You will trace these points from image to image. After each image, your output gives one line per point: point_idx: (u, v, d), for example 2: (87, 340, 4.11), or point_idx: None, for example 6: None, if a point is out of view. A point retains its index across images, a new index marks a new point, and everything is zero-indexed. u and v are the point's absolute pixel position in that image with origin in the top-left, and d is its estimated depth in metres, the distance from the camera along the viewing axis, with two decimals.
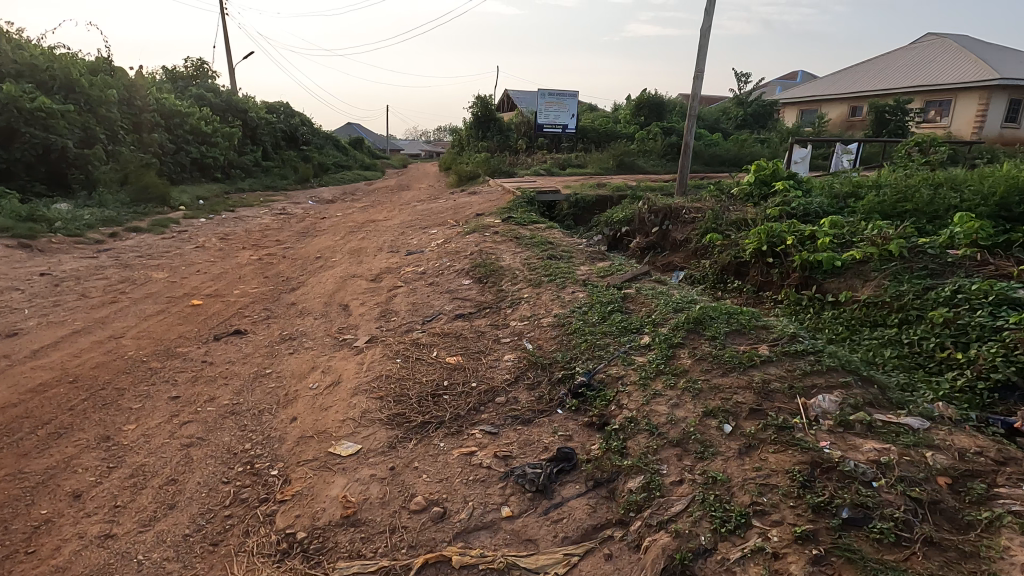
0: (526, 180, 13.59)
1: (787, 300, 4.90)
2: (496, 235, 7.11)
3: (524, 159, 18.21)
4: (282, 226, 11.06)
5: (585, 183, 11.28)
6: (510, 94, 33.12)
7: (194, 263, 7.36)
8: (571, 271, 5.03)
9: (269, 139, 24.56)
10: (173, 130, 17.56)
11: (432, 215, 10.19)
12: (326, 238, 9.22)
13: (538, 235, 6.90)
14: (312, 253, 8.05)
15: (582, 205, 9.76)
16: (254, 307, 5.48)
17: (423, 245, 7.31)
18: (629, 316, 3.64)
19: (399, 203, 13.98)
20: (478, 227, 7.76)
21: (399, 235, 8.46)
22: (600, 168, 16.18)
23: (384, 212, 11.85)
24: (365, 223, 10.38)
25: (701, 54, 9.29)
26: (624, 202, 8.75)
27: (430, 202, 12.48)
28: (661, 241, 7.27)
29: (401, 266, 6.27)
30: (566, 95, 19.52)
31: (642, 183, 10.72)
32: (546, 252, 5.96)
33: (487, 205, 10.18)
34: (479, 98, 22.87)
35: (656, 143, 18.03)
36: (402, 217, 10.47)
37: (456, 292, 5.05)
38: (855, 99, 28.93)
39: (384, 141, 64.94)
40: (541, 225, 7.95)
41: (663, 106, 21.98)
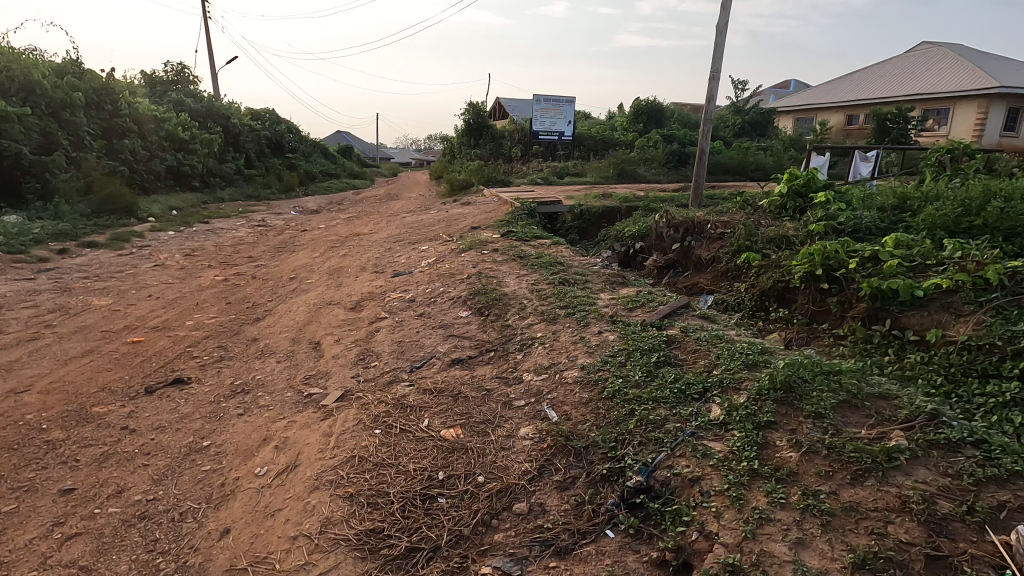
0: (524, 189, 12.76)
1: (853, 337, 4.06)
2: (496, 253, 6.24)
3: (520, 168, 17.37)
4: (258, 240, 10.10)
5: (589, 193, 10.43)
6: (503, 101, 32.35)
7: (149, 286, 6.42)
8: (591, 302, 4.16)
9: (252, 147, 23.59)
10: (147, 136, 16.57)
11: (423, 229, 9.29)
12: (305, 254, 8.30)
13: (544, 254, 6.03)
14: (288, 272, 7.14)
15: (587, 217, 8.92)
16: (207, 344, 4.55)
17: (412, 264, 6.41)
18: (684, 373, 2.75)
19: (388, 214, 13.09)
20: (477, 243, 6.90)
21: (386, 252, 7.56)
22: (600, 178, 15.38)
23: (371, 224, 10.93)
24: (349, 237, 9.46)
25: (718, 53, 8.51)
26: (637, 215, 7.90)
27: (420, 213, 11.58)
28: (683, 260, 6.43)
29: (386, 292, 5.36)
30: (562, 101, 18.92)
31: (650, 193, 9.91)
32: (557, 274, 5.09)
33: (482, 218, 9.31)
34: (472, 105, 22.10)
35: (656, 151, 17.29)
36: (390, 231, 9.56)
37: (452, 328, 4.14)
38: (852, 107, 28.48)
39: (374, 149, 64.12)
40: (545, 240, 7.09)
41: (662, 113, 21.36)
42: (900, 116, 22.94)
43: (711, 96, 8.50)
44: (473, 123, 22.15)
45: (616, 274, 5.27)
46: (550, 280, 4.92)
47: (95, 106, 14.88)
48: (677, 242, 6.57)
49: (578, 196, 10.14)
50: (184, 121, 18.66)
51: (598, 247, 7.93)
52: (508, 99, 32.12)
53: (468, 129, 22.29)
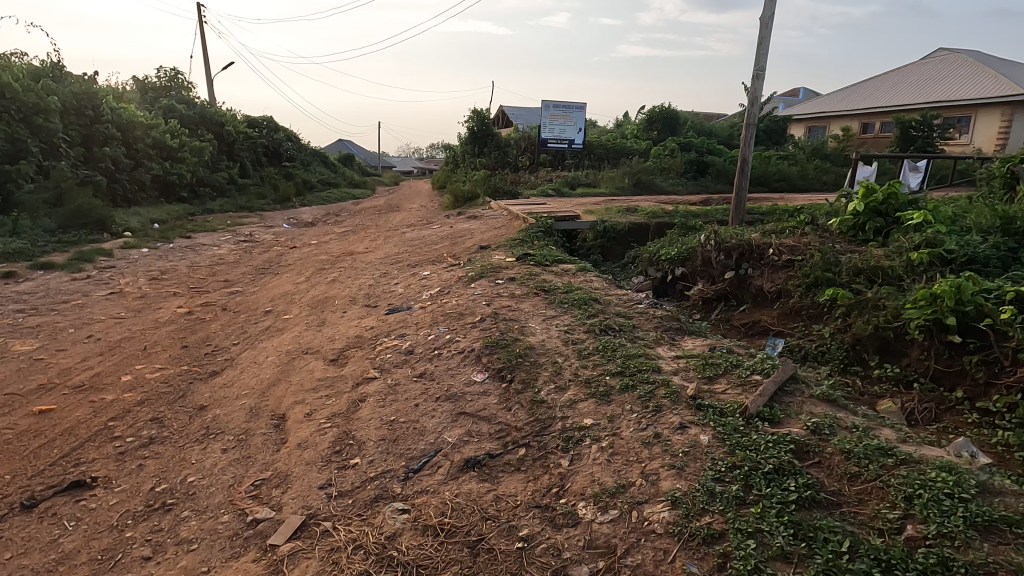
0: (535, 201, 11.71)
1: (1013, 418, 2.96)
2: (513, 283, 5.16)
3: (528, 178, 16.33)
4: (241, 259, 9.04)
5: (610, 207, 9.35)
6: (507, 109, 31.43)
7: (95, 321, 5.37)
8: (653, 365, 3.06)
9: (247, 155, 22.66)
10: (132, 144, 15.62)
11: (426, 248, 8.21)
12: (288, 278, 7.22)
13: (572, 285, 4.96)
14: (264, 302, 6.08)
15: (612, 235, 7.84)
16: (139, 413, 3.46)
17: (412, 296, 5.32)
18: (860, 537, 1.67)
19: (387, 228, 12.06)
20: (489, 269, 5.81)
21: (381, 277, 6.50)
22: (615, 189, 14.31)
23: (366, 241, 9.87)
24: (340, 257, 8.41)
25: (762, 50, 7.46)
26: (673, 234, 6.82)
27: (421, 228, 10.51)
28: (737, 292, 5.35)
29: (378, 336, 4.28)
30: (572, 107, 17.81)
31: (680, 208, 8.84)
32: (595, 317, 4.00)
33: (491, 235, 8.23)
34: (475, 112, 21.20)
35: (673, 160, 16.23)
36: (387, 250, 8.47)
37: (463, 401, 3.05)
38: (869, 115, 27.50)
39: (376, 158, 63.37)
40: (570, 266, 6.02)
41: (677, 120, 20.33)
42: (926, 124, 21.87)
43: (755, 98, 7.43)
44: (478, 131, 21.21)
45: (669, 313, 4.18)
46: (588, 326, 3.83)
47: (74, 111, 13.92)
48: (729, 269, 5.49)
49: (598, 211, 9.06)
50: (174, 128, 17.72)
51: (629, 273, 6.84)
52: (512, 107, 31.27)
53: (472, 137, 21.35)
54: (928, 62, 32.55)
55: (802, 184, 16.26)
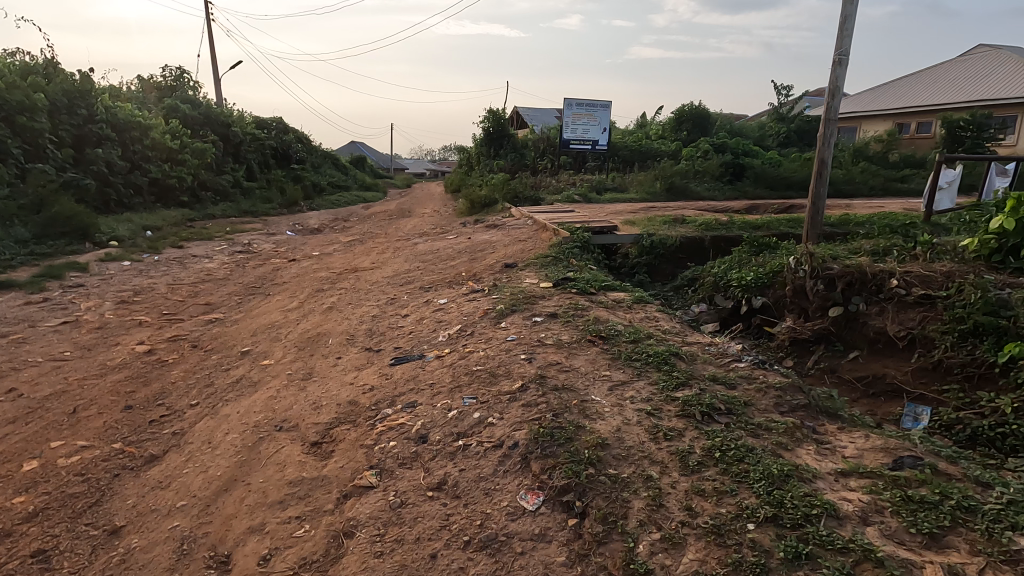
0: (561, 208, 10.55)
1: None
2: (555, 323, 3.99)
3: (549, 181, 15.14)
4: (231, 275, 7.97)
5: (652, 217, 8.15)
6: (522, 110, 30.31)
7: (29, 364, 4.29)
8: (824, 502, 1.88)
9: (253, 157, 21.77)
10: (129, 146, 14.70)
11: (441, 265, 7.07)
12: (277, 303, 6.11)
13: (635, 327, 3.78)
14: (243, 337, 4.97)
15: (660, 252, 6.65)
16: (17, 541, 2.33)
17: (424, 337, 4.17)
18: None
19: (397, 238, 10.97)
20: (521, 299, 4.65)
21: (388, 305, 5.37)
22: (646, 194, 13.08)
23: (373, 254, 8.74)
24: (341, 274, 7.29)
25: (846, 32, 6.23)
26: (740, 253, 5.62)
27: (435, 239, 9.38)
28: (844, 335, 4.17)
29: (380, 405, 3.13)
30: (597, 105, 16.55)
31: (736, 218, 7.62)
32: (685, 389, 2.81)
33: (517, 252, 7.06)
34: (491, 112, 20.11)
35: (709, 162, 14.89)
36: (397, 267, 7.33)
37: (511, 557, 1.89)
38: (905, 114, 26.01)
39: (388, 160, 62.71)
40: (621, 293, 4.84)
41: (708, 120, 19.04)
42: (976, 124, 20.29)
43: (835, 88, 6.20)
44: (494, 132, 20.08)
45: (785, 377, 2.98)
46: (681, 403, 2.65)
47: (65, 110, 13.01)
48: (831, 302, 4.29)
49: (637, 221, 7.86)
50: (175, 129, 16.77)
51: (687, 301, 5.65)
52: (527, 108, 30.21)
53: (488, 139, 20.24)
54: (967, 59, 30.89)
55: (849, 190, 14.88)
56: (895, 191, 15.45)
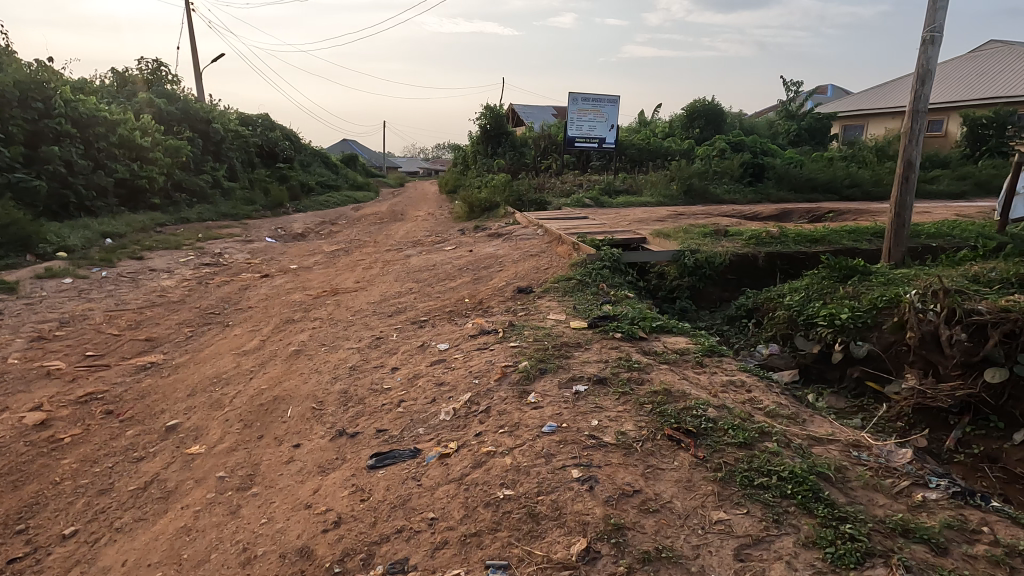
0: (572, 214, 9.37)
1: None
2: (607, 398, 2.77)
3: (554, 183, 13.94)
4: (188, 296, 6.74)
5: (686, 226, 6.97)
6: (519, 108, 29.11)
7: None
8: None
9: (235, 155, 20.45)
10: (92, 143, 13.39)
11: (438, 289, 5.85)
12: (234, 339, 4.88)
13: (729, 408, 2.59)
14: (178, 396, 3.74)
15: (706, 273, 5.50)
16: None
17: (418, 413, 2.95)
18: None
19: (386, 247, 9.75)
20: (551, 351, 3.43)
21: (371, 348, 4.15)
22: (662, 198, 11.90)
23: (359, 270, 7.50)
24: (319, 298, 6.07)
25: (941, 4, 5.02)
26: (818, 279, 4.48)
27: (430, 251, 8.17)
28: (1004, 408, 3.05)
29: (347, 567, 1.91)
30: (604, 100, 15.32)
31: (786, 229, 6.45)
32: (877, 565, 1.62)
33: (531, 272, 5.85)
34: (488, 108, 18.92)
35: (729, 162, 13.73)
36: (384, 289, 6.10)
37: None
38: None
39: (380, 159, 61.31)
40: (682, 339, 3.66)
41: (722, 116, 17.87)
42: (1001, 122, 19.16)
43: (926, 73, 4.99)
44: (492, 129, 18.86)
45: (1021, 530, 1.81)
46: None
47: (17, 103, 11.69)
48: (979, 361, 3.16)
49: (668, 232, 6.67)
50: (146, 124, 15.41)
51: (751, 340, 4.52)
52: (522, 106, 29.07)
53: (485, 136, 19.02)
54: (979, 55, 29.91)
55: (878, 192, 13.71)
56: (925, 193, 14.32)
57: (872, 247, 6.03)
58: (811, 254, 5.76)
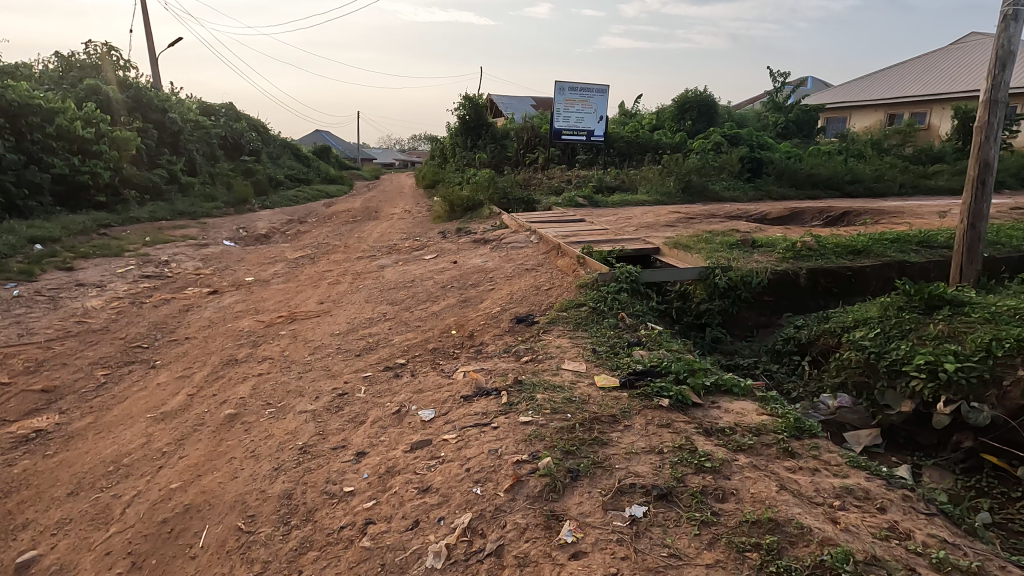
0: (566, 216, 8.43)
1: None
2: (683, 536, 1.83)
3: (540, 178, 12.97)
4: (115, 322, 5.62)
5: (702, 235, 6.08)
6: (498, 99, 28.01)
7: None
8: None
9: (194, 147, 18.98)
10: (24, 135, 11.97)
11: (417, 317, 4.83)
12: (154, 391, 3.79)
13: (884, 564, 1.66)
14: (53, 494, 2.66)
15: (742, 296, 4.59)
16: None
17: (392, 553, 1.96)
18: None
19: (358, 254, 8.69)
20: (580, 432, 2.45)
21: (332, 412, 3.15)
22: (658, 195, 11.03)
23: (324, 285, 6.42)
24: (272, 326, 5.00)
25: None
26: (897, 312, 3.60)
27: (409, 261, 7.15)
28: None
29: None
30: (592, 90, 14.33)
31: (822, 239, 5.61)
32: None
33: (529, 294, 4.86)
34: (467, 98, 17.82)
35: (728, 156, 12.90)
36: (352, 316, 5.05)
37: None
38: (899, 105, 24.72)
39: (355, 151, 59.48)
40: (752, 407, 2.72)
41: (714, 108, 17.08)
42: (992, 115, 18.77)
43: (1008, 54, 4.10)
44: (472, 121, 17.79)
45: None
46: None
47: None
48: None
49: (684, 241, 5.74)
50: (90, 113, 13.94)
51: (813, 387, 3.64)
52: (501, 96, 27.98)
53: (464, 128, 17.91)
54: (960, 48, 29.80)
55: (880, 188, 13.05)
56: (927, 189, 13.74)
57: (922, 259, 5.22)
58: (857, 270, 4.94)
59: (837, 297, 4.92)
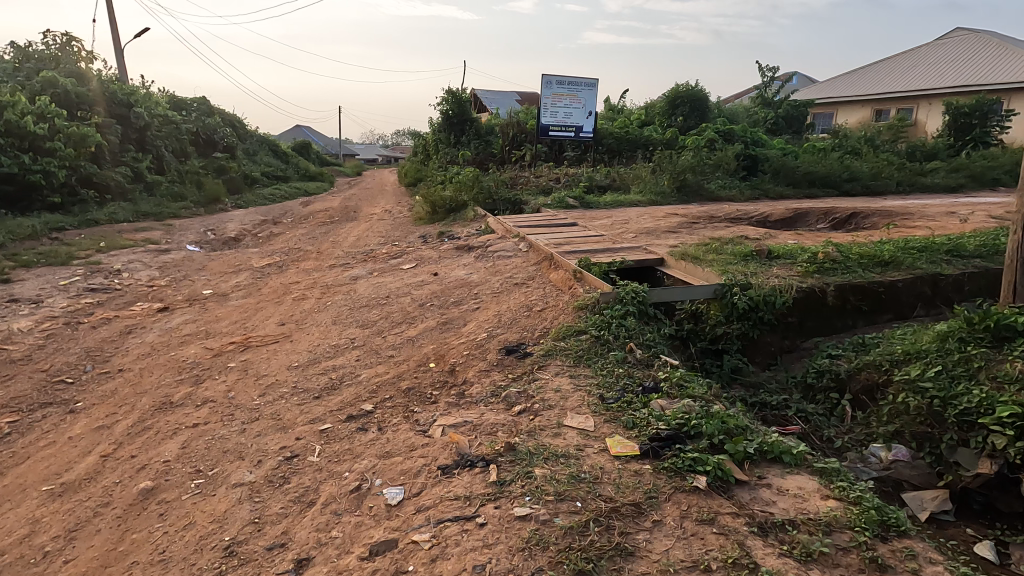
0: (557, 219, 7.81)
1: None
2: None
3: (528, 177, 12.35)
4: (41, 348, 4.88)
5: (710, 243, 5.50)
6: (482, 93, 27.26)
7: None
8: None
9: (162, 143, 17.98)
10: None
11: (390, 345, 4.17)
12: (61, 448, 3.09)
13: None
14: None
15: (765, 319, 4.01)
16: None
17: None
18: None
19: (331, 260, 7.99)
20: (597, 537, 1.83)
21: (275, 486, 2.49)
22: (652, 195, 10.46)
23: (288, 301, 5.72)
24: (220, 356, 4.30)
25: None
26: (960, 346, 3.04)
27: (385, 271, 6.48)
28: None
29: None
30: (581, 84, 13.66)
31: (844, 248, 5.05)
32: None
33: (520, 317, 4.23)
34: (450, 92, 17.10)
35: (724, 153, 12.35)
36: (315, 343, 4.37)
37: None
38: (886, 101, 24.48)
39: (337, 147, 58.21)
40: (812, 486, 2.12)
41: (706, 103, 16.56)
42: (983, 111, 18.50)
43: None
44: (454, 116, 17.08)
45: None
46: None
47: None
48: None
49: (690, 251, 5.16)
50: (44, 107, 12.95)
51: (859, 433, 3.08)
52: (485, 91, 27.23)
53: (447, 124, 17.19)
54: (946, 43, 29.70)
55: (878, 186, 12.64)
56: (924, 187, 13.37)
57: (956, 271, 4.70)
58: (888, 285, 4.41)
59: (865, 316, 4.38)
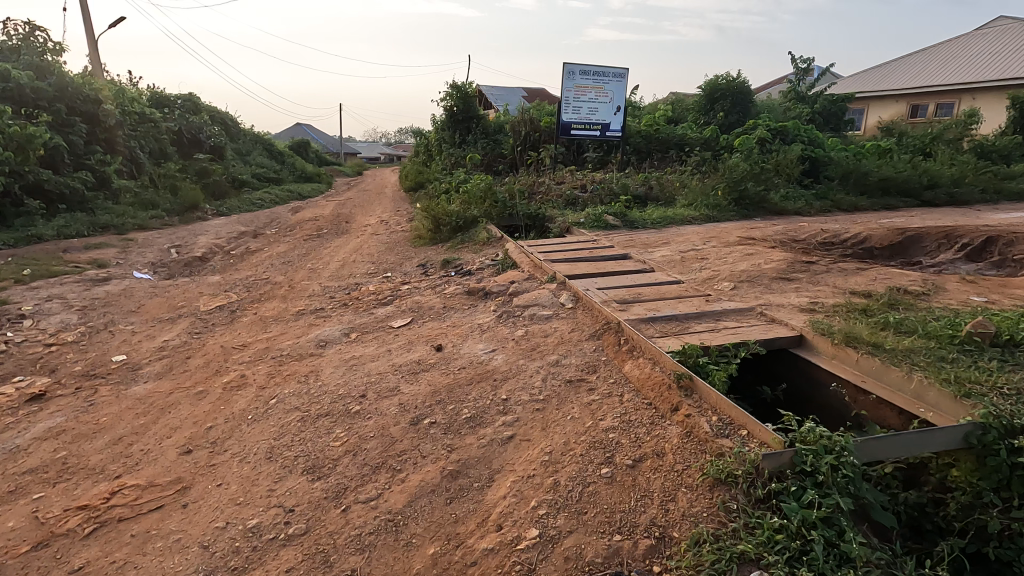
0: (602, 248, 5.84)
1: None
2: None
3: (548, 184, 10.41)
4: None
5: (865, 307, 3.51)
6: (489, 89, 25.29)
7: None
8: None
9: (134, 142, 16.05)
10: None
11: (353, 541, 2.20)
12: None
13: None
14: None
15: None
16: None
17: None
18: None
19: (302, 301, 6.06)
20: None
21: None
22: (705, 209, 8.50)
23: (215, 392, 3.74)
24: (44, 551, 2.34)
25: None
26: None
27: (367, 334, 4.52)
28: None
29: None
30: (608, 74, 11.63)
31: None
32: None
33: (598, 484, 2.25)
34: (454, 86, 15.18)
35: (782, 155, 10.35)
36: (218, 522, 2.40)
37: None
38: (922, 95, 22.40)
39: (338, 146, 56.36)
40: None
41: (748, 97, 14.54)
42: None
43: None
44: (460, 113, 15.16)
45: None
46: None
47: None
48: None
49: (847, 325, 3.18)
50: None
51: None
52: (490, 87, 25.27)
53: (452, 121, 15.29)
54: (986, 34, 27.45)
55: (964, 194, 10.60)
56: (1014, 194, 11.30)
57: None
58: None
59: None
